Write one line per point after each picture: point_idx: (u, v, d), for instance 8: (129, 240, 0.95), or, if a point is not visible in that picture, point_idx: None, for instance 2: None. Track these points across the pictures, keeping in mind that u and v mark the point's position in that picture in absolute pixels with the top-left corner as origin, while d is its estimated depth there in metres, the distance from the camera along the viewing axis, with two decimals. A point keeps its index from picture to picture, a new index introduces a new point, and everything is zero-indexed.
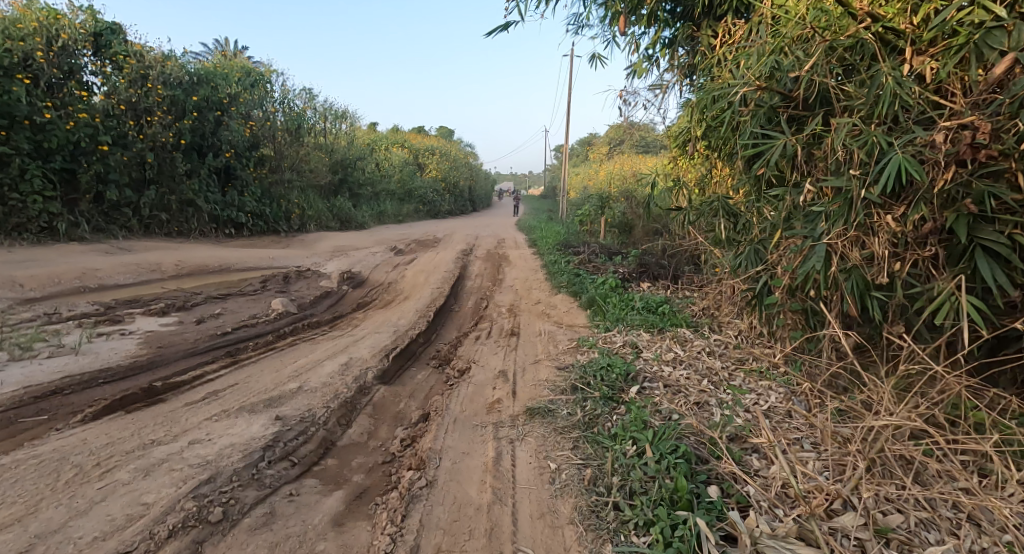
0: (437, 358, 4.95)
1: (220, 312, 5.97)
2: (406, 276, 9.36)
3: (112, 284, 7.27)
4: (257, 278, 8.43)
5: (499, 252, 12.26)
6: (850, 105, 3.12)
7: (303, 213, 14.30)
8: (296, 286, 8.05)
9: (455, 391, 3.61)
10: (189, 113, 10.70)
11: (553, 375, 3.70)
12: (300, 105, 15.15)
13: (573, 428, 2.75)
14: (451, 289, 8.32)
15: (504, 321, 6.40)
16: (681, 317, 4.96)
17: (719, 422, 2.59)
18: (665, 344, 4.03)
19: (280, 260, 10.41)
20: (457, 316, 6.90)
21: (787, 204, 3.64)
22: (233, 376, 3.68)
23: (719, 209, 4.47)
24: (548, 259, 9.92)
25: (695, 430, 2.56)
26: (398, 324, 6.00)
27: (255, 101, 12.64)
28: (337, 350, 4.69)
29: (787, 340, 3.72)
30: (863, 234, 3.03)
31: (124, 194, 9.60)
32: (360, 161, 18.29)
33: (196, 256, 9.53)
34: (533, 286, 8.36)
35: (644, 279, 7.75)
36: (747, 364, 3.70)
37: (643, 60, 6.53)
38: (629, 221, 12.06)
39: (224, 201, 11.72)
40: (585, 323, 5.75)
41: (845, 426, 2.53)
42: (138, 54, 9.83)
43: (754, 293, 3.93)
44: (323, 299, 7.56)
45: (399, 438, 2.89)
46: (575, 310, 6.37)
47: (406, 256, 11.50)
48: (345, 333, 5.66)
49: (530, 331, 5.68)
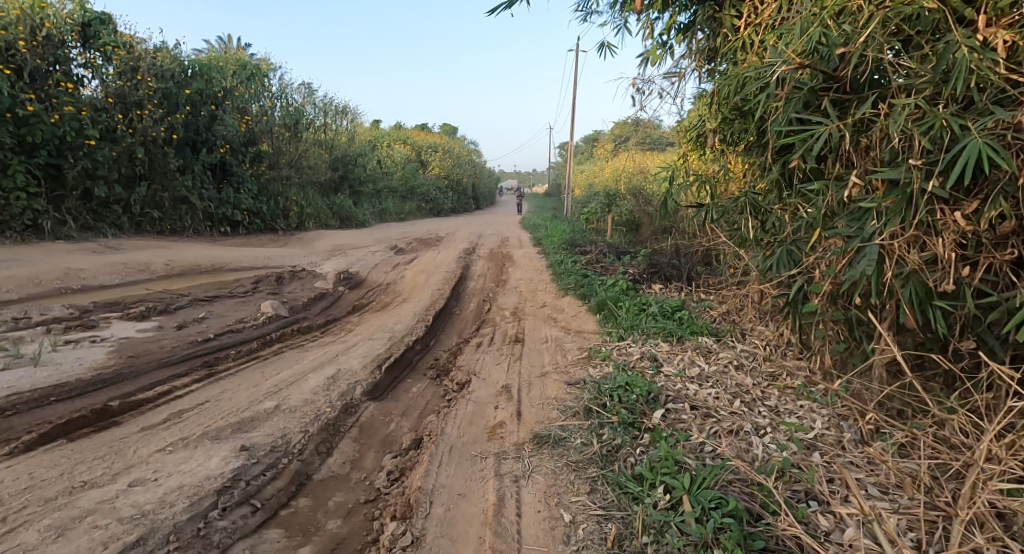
0: (435, 368, 4.55)
1: (204, 316, 5.60)
2: (406, 277, 8.98)
3: (95, 286, 6.91)
4: (249, 278, 8.06)
5: (503, 251, 11.89)
6: (910, 85, 2.70)
7: (302, 211, 13.94)
8: (290, 288, 7.67)
9: (453, 410, 3.22)
10: (182, 107, 10.35)
11: (563, 392, 3.31)
12: (299, 100, 14.81)
13: (590, 464, 2.35)
14: (452, 290, 7.93)
15: (508, 325, 6.01)
16: (701, 324, 4.56)
17: (770, 466, 2.18)
18: (687, 355, 3.64)
19: (276, 259, 10.05)
20: (458, 320, 6.51)
21: (829, 201, 3.23)
22: (204, 391, 3.29)
23: (746, 206, 4.05)
24: (554, 259, 9.51)
25: (741, 473, 2.16)
26: (395, 329, 5.61)
27: (251, 95, 12.30)
28: (326, 359, 4.31)
29: (825, 352, 3.31)
30: (924, 235, 2.62)
31: (113, 190, 9.24)
32: (361, 158, 17.92)
33: (188, 255, 9.17)
34: (538, 287, 7.96)
35: (656, 281, 7.35)
36: (781, 381, 3.30)
37: (657, 47, 6.13)
38: (636, 219, 11.64)
39: (219, 199, 11.36)
40: (594, 329, 5.35)
41: (920, 468, 2.15)
42: (127, 45, 9.46)
43: (787, 299, 3.53)
44: (317, 301, 7.19)
45: (385, 471, 2.49)
46: (584, 314, 5.98)
47: (407, 255, 11.13)
48: (337, 339, 5.27)
49: (536, 338, 5.28)
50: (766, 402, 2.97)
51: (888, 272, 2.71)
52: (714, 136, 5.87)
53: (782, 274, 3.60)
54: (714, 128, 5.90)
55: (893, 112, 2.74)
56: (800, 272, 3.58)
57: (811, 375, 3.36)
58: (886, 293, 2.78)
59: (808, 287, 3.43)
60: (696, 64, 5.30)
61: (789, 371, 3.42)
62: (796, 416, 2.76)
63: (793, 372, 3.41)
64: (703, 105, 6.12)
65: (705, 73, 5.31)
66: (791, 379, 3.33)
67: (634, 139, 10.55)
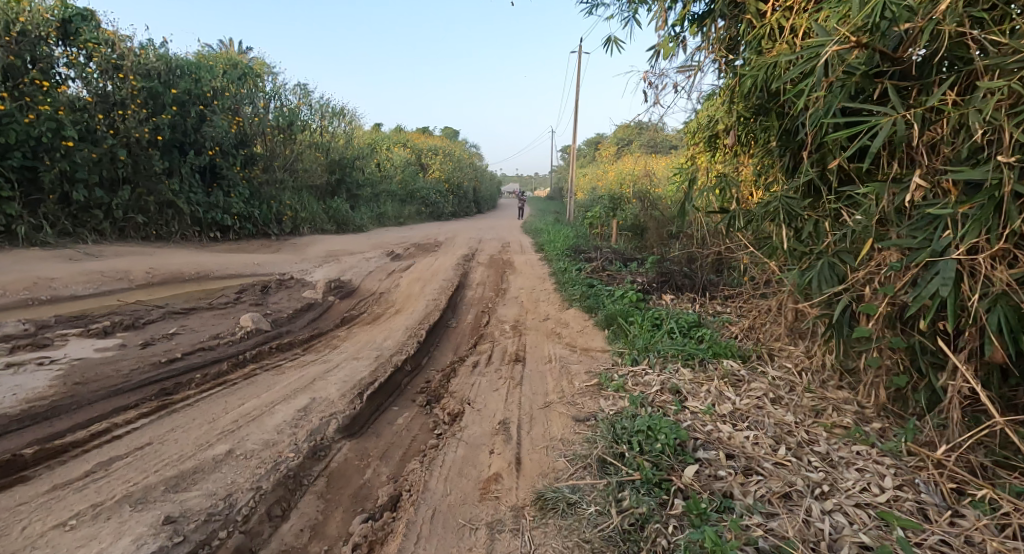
0: (426, 394, 4.06)
1: (175, 332, 5.13)
2: (401, 285, 8.51)
3: (66, 296, 6.45)
4: (234, 288, 7.58)
5: (504, 257, 11.41)
6: (998, 64, 2.22)
7: (297, 216, 13.49)
8: (276, 298, 7.19)
9: (441, 453, 2.74)
10: (169, 107, 9.90)
11: (570, 432, 2.82)
12: (294, 101, 14.38)
13: (607, 547, 1.87)
14: (449, 301, 7.44)
15: (508, 341, 5.52)
16: (724, 345, 4.07)
17: None
18: (714, 386, 3.15)
19: (265, 266, 9.58)
20: (454, 335, 6.02)
21: (883, 207, 2.76)
22: (150, 428, 2.81)
23: (778, 212, 3.56)
24: (557, 267, 9.01)
25: None
26: (384, 346, 5.12)
27: (244, 95, 11.87)
28: (302, 384, 3.82)
29: (878, 385, 2.83)
30: (1017, 249, 2.15)
31: (94, 194, 8.78)
32: (359, 162, 17.48)
33: (172, 262, 8.71)
34: (541, 298, 7.46)
35: (668, 291, 6.85)
36: (826, 419, 2.82)
37: (669, 39, 5.66)
38: (642, 223, 11.18)
39: (209, 202, 10.89)
40: (602, 348, 4.88)
41: None
42: (110, 43, 9.02)
43: (831, 321, 3.05)
44: (304, 313, 6.72)
45: (350, 544, 2.03)
46: (590, 329, 5.51)
47: (403, 262, 10.66)
48: (319, 358, 4.78)
49: (538, 358, 4.79)
50: (814, 446, 2.50)
51: (968, 292, 2.25)
52: (733, 135, 5.36)
53: (823, 292, 3.14)
54: (731, 127, 5.40)
55: (974, 99, 2.28)
56: (844, 290, 3.12)
57: (862, 411, 2.87)
58: (965, 318, 2.32)
59: (856, 307, 2.96)
60: (716, 54, 4.80)
61: (833, 405, 2.94)
62: (853, 467, 2.30)
63: (839, 406, 2.93)
64: (720, 102, 5.61)
65: (727, 64, 4.80)
66: (837, 416, 2.84)
67: (640, 141, 10.07)
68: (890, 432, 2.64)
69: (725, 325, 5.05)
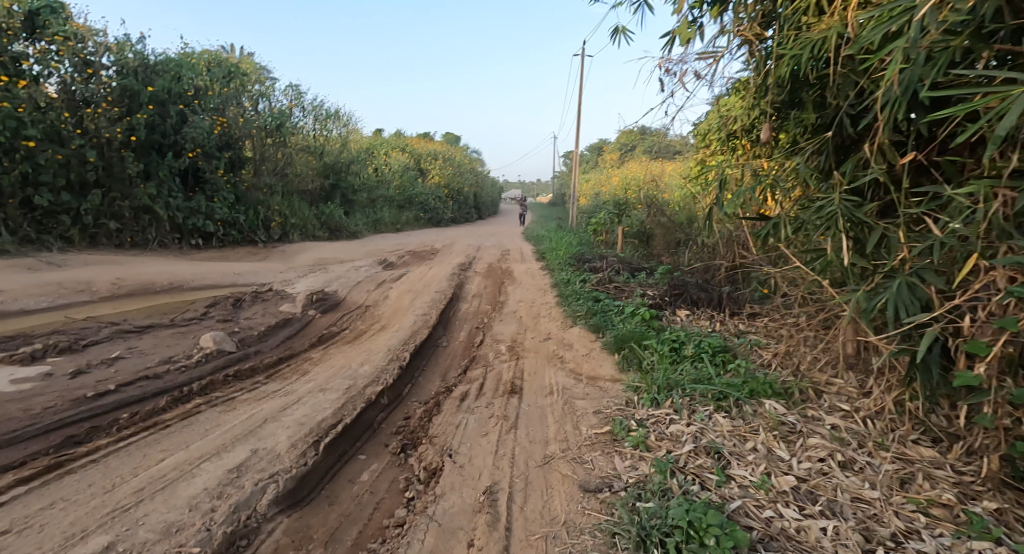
0: (403, 437, 3.40)
1: (120, 355, 4.46)
2: (390, 298, 7.83)
3: (12, 311, 5.80)
4: (205, 301, 6.92)
5: (503, 266, 10.73)
6: None
7: (286, 222, 12.84)
8: (249, 312, 6.51)
9: (405, 541, 2.15)
10: (145, 106, 9.24)
11: (577, 513, 2.23)
12: (284, 103, 13.78)
13: None
14: (440, 316, 6.76)
15: (504, 367, 4.85)
16: (762, 380, 3.40)
17: None
18: (761, 442, 2.53)
19: (247, 276, 8.93)
20: (444, 356, 5.37)
21: (995, 213, 2.12)
22: (25, 502, 2.21)
23: (835, 220, 2.86)
24: (560, 277, 8.33)
25: None
26: (360, 373, 4.44)
27: (229, 95, 11.25)
28: (249, 426, 3.16)
29: (990, 448, 2.19)
30: None
31: (60, 198, 8.12)
32: (354, 166, 16.85)
33: (143, 271, 8.06)
34: (542, 313, 6.78)
35: (682, 307, 6.17)
36: (917, 492, 2.18)
37: (686, 22, 5.03)
38: (649, 231, 10.53)
39: (190, 207, 10.21)
40: (612, 378, 4.23)
41: None
42: (79, 36, 8.36)
43: (916, 359, 2.39)
44: (279, 330, 6.07)
45: None
46: (597, 352, 4.84)
47: (395, 271, 10.01)
48: (281, 388, 4.11)
49: (537, 390, 4.14)
50: (915, 539, 1.95)
51: None
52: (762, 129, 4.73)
53: (902, 321, 2.47)
54: (759, 120, 4.77)
55: None
56: (930, 318, 2.46)
57: (962, 480, 2.23)
58: None
59: (952, 342, 2.31)
60: (745, 36, 4.17)
61: (923, 471, 2.29)
62: None
63: (931, 473, 2.28)
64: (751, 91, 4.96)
65: (758, 46, 4.18)
66: (931, 489, 2.19)
67: (644, 146, 9.48)
68: (1013, 518, 2.02)
69: (755, 350, 4.34)
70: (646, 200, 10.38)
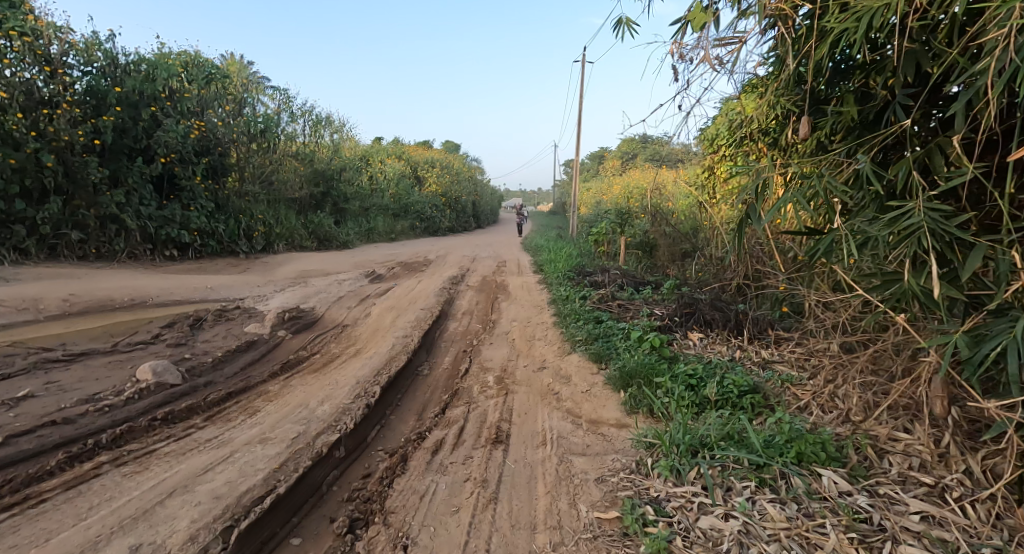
0: (356, 506, 2.70)
1: (32, 392, 3.76)
2: (371, 316, 7.12)
3: None
4: (163, 319, 6.19)
5: (498, 279, 10.04)
6: None
7: (271, 231, 12.15)
8: (209, 334, 5.79)
9: None
10: (113, 108, 8.52)
11: None
12: (270, 107, 13.10)
13: None
14: (424, 338, 6.06)
15: (490, 404, 4.14)
16: (810, 437, 2.70)
17: None
18: (831, 550, 2.01)
19: (220, 290, 8.22)
20: (424, 387, 4.69)
21: None
22: None
23: (917, 237, 2.14)
24: (558, 293, 7.64)
25: None
26: (316, 414, 3.72)
27: (210, 97, 10.57)
28: (147, 500, 2.47)
29: None
30: None
31: (13, 207, 7.38)
32: (345, 173, 16.21)
33: (104, 285, 7.35)
34: (538, 335, 6.05)
35: (694, 329, 5.47)
36: None
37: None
38: (651, 241, 9.96)
39: (163, 216, 9.45)
40: (617, 424, 3.54)
41: None
42: (36, 30, 7.60)
43: None
44: (240, 355, 5.37)
45: None
46: (600, 387, 4.17)
47: (382, 284, 9.32)
48: (217, 435, 3.39)
49: (527, 439, 3.46)
50: None
51: None
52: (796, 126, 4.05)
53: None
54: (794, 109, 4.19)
55: None
56: None
57: None
58: None
59: None
60: (780, 9, 3.39)
61: None
62: None
63: None
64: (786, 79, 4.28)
65: (791, 25, 3.49)
66: None
67: (644, 155, 8.92)
68: None
69: (786, 388, 3.82)
70: (648, 209, 9.68)
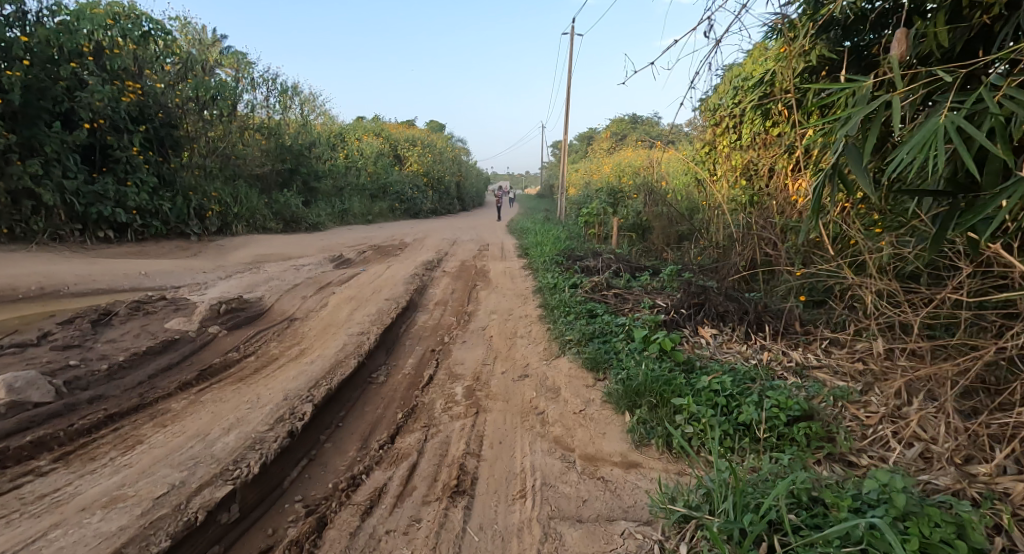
0: None
1: None
2: (326, 308, 6.06)
3: None
4: (64, 313, 5.06)
5: (478, 265, 9.01)
6: None
7: (227, 211, 10.95)
8: (117, 332, 4.71)
9: None
10: (20, 61, 7.21)
11: None
12: (226, 74, 11.82)
13: None
14: (384, 335, 5.05)
15: (456, 427, 3.15)
16: (930, 509, 1.76)
17: None
18: None
19: (155, 277, 7.08)
20: (374, 400, 3.68)
21: None
22: None
23: None
24: (545, 280, 6.64)
25: None
26: (210, 451, 2.70)
27: (149, 57, 9.28)
28: None
29: None
30: None
31: None
32: (315, 149, 14.93)
33: (8, 272, 6.16)
34: (519, 332, 5.06)
35: (705, 324, 4.50)
36: None
37: None
38: (644, 224, 9.04)
39: (94, 192, 8.24)
40: (621, 467, 2.60)
41: None
42: None
43: None
44: (151, 359, 4.30)
45: None
46: (596, 407, 3.21)
47: (346, 271, 8.24)
48: (56, 489, 2.37)
49: (501, 485, 2.50)
50: None
51: None
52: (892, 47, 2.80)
53: None
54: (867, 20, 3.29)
55: None
56: None
57: None
58: None
59: None
60: None
61: None
62: None
63: None
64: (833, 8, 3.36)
65: None
66: None
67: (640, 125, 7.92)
68: None
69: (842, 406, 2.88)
70: (642, 188, 8.71)
